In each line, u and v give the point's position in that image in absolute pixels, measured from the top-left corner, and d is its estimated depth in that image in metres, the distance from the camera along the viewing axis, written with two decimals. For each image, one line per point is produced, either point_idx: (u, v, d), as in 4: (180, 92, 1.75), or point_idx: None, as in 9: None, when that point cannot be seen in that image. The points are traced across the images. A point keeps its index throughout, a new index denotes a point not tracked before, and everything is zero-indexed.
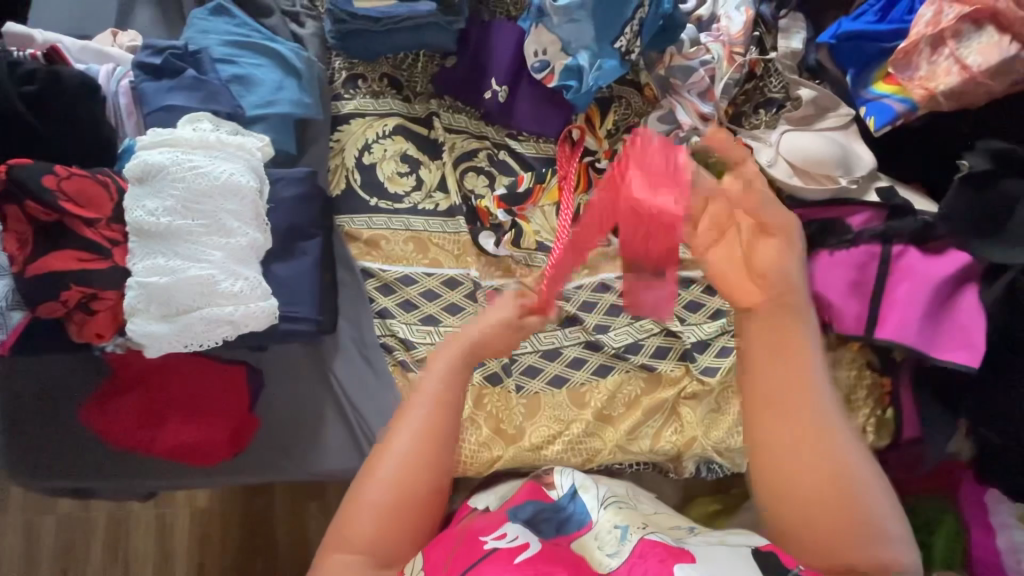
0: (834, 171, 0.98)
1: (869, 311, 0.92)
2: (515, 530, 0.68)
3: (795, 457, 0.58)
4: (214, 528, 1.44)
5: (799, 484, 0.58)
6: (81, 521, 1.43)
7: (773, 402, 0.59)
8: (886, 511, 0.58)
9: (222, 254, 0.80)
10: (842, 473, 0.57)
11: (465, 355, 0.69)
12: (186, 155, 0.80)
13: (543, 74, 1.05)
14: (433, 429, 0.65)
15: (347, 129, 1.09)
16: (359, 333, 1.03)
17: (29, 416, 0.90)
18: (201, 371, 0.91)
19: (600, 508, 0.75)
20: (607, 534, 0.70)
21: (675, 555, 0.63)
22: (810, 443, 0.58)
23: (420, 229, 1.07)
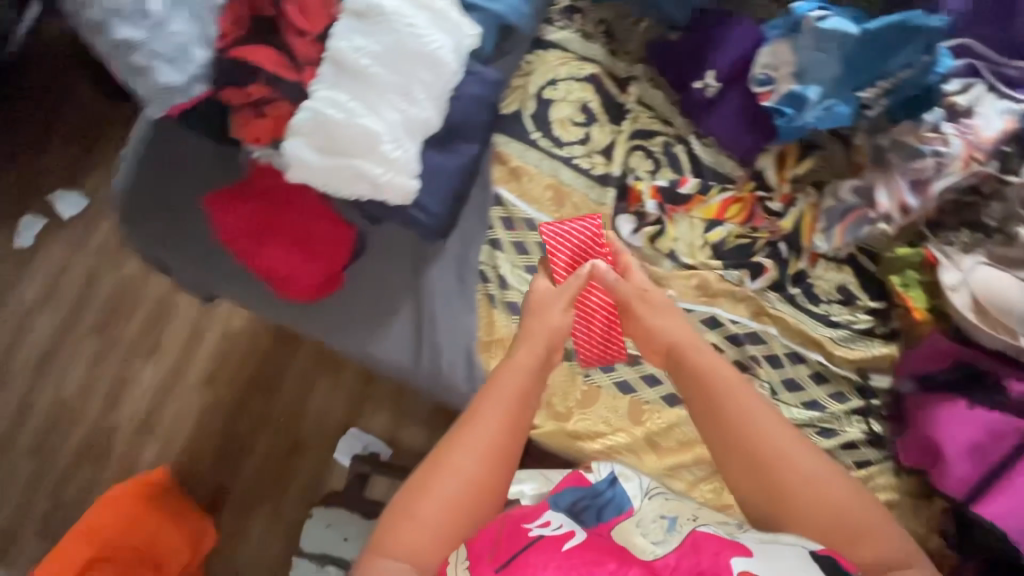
0: (1018, 327, 0.87)
1: (980, 481, 0.84)
2: (558, 519, 0.69)
3: (826, 502, 0.64)
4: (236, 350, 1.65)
5: (815, 497, 0.64)
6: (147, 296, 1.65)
7: (733, 421, 0.68)
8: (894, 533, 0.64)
9: (397, 118, 0.80)
10: (845, 490, 0.65)
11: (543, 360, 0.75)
12: (411, 13, 0.78)
13: (762, 89, 0.98)
14: (488, 447, 0.68)
15: (544, 56, 1.07)
16: (463, 250, 1.02)
17: (156, 178, 0.97)
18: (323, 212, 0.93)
19: (644, 496, 0.76)
20: (652, 522, 0.70)
21: (730, 547, 0.62)
22: (807, 468, 0.66)
23: (565, 182, 1.04)
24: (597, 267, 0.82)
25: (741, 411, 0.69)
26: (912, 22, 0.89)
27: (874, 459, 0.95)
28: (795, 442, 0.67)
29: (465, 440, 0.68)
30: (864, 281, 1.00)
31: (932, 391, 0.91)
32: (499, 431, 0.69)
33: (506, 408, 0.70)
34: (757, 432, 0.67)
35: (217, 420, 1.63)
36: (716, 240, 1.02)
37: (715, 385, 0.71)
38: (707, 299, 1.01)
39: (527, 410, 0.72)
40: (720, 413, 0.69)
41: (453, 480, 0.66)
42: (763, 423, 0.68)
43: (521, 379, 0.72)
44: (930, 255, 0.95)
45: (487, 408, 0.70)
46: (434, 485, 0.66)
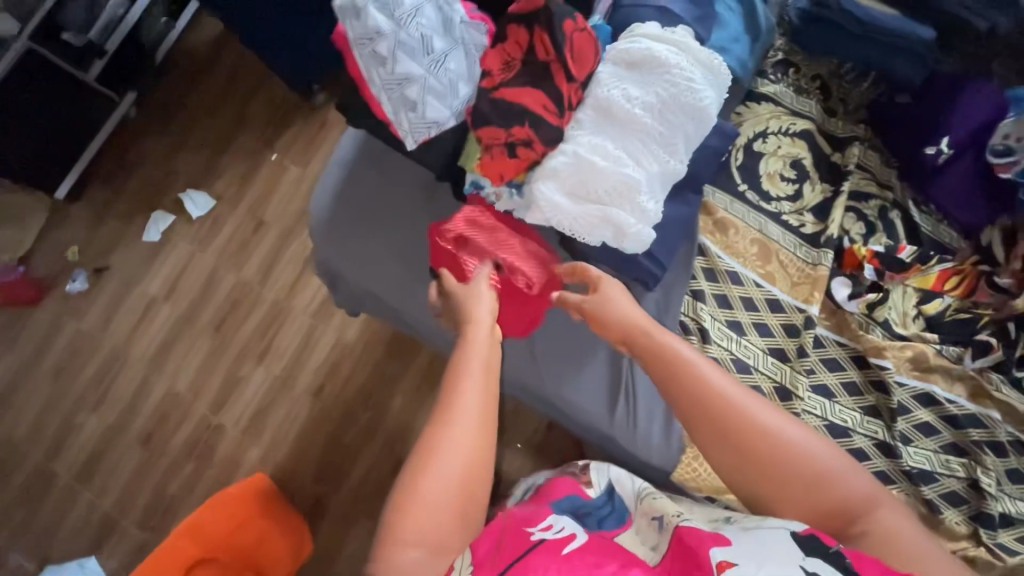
0: None
1: None
2: (561, 524, 0.69)
3: (765, 445, 0.65)
4: (344, 363, 1.55)
5: (779, 450, 0.65)
6: (257, 296, 1.60)
7: (703, 399, 0.67)
8: (824, 454, 0.66)
9: (656, 169, 0.79)
10: (760, 424, 0.66)
11: (486, 371, 0.69)
12: (689, 68, 0.77)
13: (1001, 161, 0.92)
14: (472, 452, 0.63)
15: (756, 108, 1.05)
16: (664, 300, 1.00)
17: (361, 197, 1.02)
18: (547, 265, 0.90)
19: (636, 499, 0.81)
20: (646, 526, 0.77)
21: (712, 539, 0.63)
22: (771, 433, 0.65)
23: (772, 238, 1.01)
24: (563, 295, 0.83)
25: (704, 384, 0.68)
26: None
27: None
28: (768, 411, 0.67)
29: (457, 418, 0.64)
30: None
31: None
32: (476, 440, 0.63)
33: (482, 384, 0.67)
34: (716, 394, 0.67)
35: (321, 432, 1.52)
36: (934, 313, 0.97)
37: (675, 358, 0.70)
38: (921, 374, 0.96)
39: (492, 421, 0.66)
40: (717, 412, 0.66)
41: (436, 481, 0.61)
42: (687, 377, 0.68)
43: (487, 384, 0.68)
44: None
45: (465, 390, 0.66)
46: (416, 495, 0.60)
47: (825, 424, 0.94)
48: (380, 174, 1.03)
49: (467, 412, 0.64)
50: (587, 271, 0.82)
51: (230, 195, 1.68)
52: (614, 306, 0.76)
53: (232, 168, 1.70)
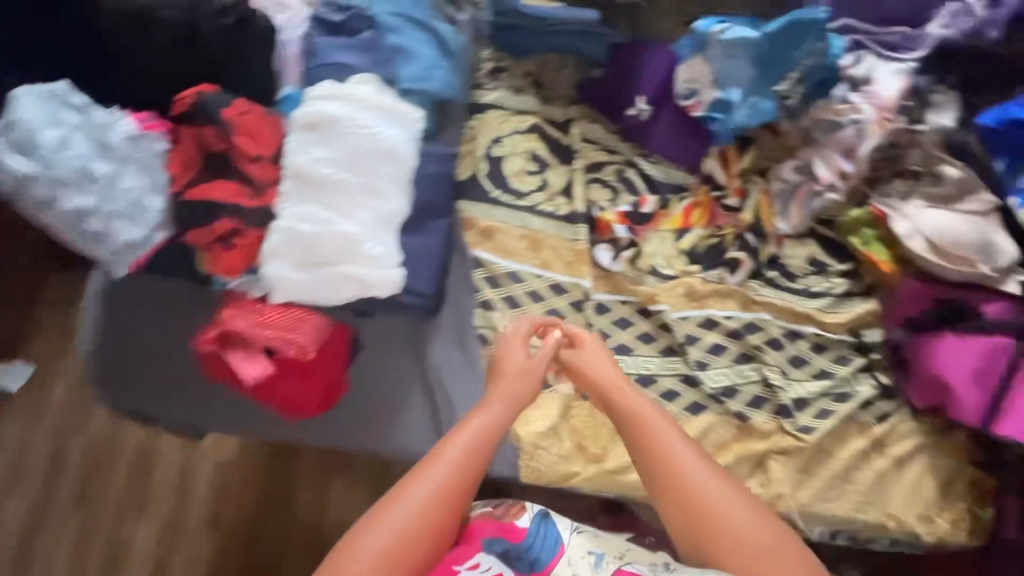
0: (974, 256, 0.95)
1: (989, 403, 0.90)
2: (488, 560, 0.71)
3: (686, 496, 0.72)
4: (232, 489, 1.41)
5: (706, 504, 0.71)
6: (109, 445, 1.43)
7: (663, 447, 0.75)
8: (734, 510, 0.71)
9: (370, 215, 0.81)
10: (682, 475, 0.73)
11: (516, 403, 0.80)
12: (358, 115, 0.80)
13: (690, 101, 1.06)
14: (448, 494, 0.69)
15: (483, 118, 1.12)
16: (460, 319, 1.03)
17: (125, 332, 0.93)
18: (307, 332, 0.86)
19: (572, 531, 0.75)
20: (580, 560, 0.71)
21: None
22: (713, 493, 0.72)
23: (537, 229, 1.07)
24: (506, 352, 0.87)
25: (659, 438, 0.75)
26: (803, 17, 0.98)
27: (891, 409, 1.00)
28: (692, 461, 0.74)
29: (436, 465, 0.70)
30: (829, 247, 1.07)
31: (924, 331, 0.96)
32: (464, 479, 0.71)
33: (474, 442, 0.73)
34: (665, 450, 0.74)
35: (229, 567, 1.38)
36: (688, 247, 1.07)
37: (648, 427, 0.77)
38: (697, 303, 1.05)
39: (477, 454, 0.73)
40: (663, 454, 0.74)
41: (426, 487, 0.69)
42: (668, 432, 0.76)
43: (491, 413, 0.77)
44: (878, 211, 1.03)
45: (447, 448, 0.72)
46: (388, 513, 0.68)
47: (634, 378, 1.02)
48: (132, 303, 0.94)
49: (462, 461, 0.72)
50: (557, 326, 0.93)
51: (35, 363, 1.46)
52: (588, 370, 0.86)
53: (17, 330, 1.44)
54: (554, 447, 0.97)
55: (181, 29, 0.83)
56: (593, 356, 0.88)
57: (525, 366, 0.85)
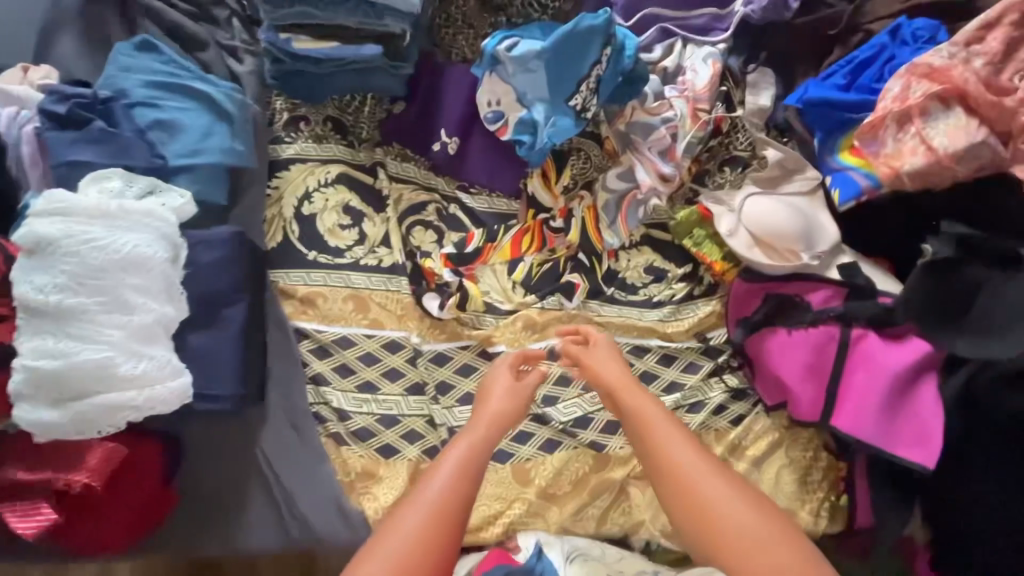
0: (796, 245, 0.93)
1: (825, 396, 0.88)
2: None
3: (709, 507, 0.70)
4: None
5: (715, 501, 0.70)
6: None
7: (658, 443, 0.75)
8: (727, 503, 0.70)
9: (122, 333, 0.73)
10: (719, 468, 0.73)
11: (488, 426, 0.80)
12: (82, 227, 0.71)
13: (497, 125, 0.99)
14: (438, 511, 0.72)
15: (287, 175, 1.03)
16: (289, 400, 0.96)
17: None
18: (83, 468, 0.77)
19: (566, 563, 0.85)
20: None
21: None
22: (722, 492, 0.71)
23: (361, 287, 1.01)
24: (495, 372, 0.87)
25: (663, 438, 0.75)
26: (581, 26, 0.94)
27: (744, 410, 0.98)
28: (691, 458, 0.73)
29: (434, 483, 0.74)
30: (666, 252, 1.04)
31: (760, 330, 0.94)
32: (450, 491, 0.73)
33: (456, 464, 0.76)
34: (665, 449, 0.74)
35: None
36: (522, 278, 1.02)
37: (646, 425, 0.77)
38: (540, 335, 1.01)
39: (468, 474, 0.75)
40: (654, 451, 0.75)
41: (416, 516, 0.71)
42: (667, 428, 0.76)
43: (481, 449, 0.78)
44: (704, 209, 1.00)
45: (440, 466, 0.76)
46: (384, 539, 0.70)
47: None
48: None
49: (445, 479, 0.75)
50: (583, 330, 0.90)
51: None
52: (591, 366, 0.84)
53: None
54: None
55: None
56: (606, 361, 0.84)
57: (510, 390, 0.84)
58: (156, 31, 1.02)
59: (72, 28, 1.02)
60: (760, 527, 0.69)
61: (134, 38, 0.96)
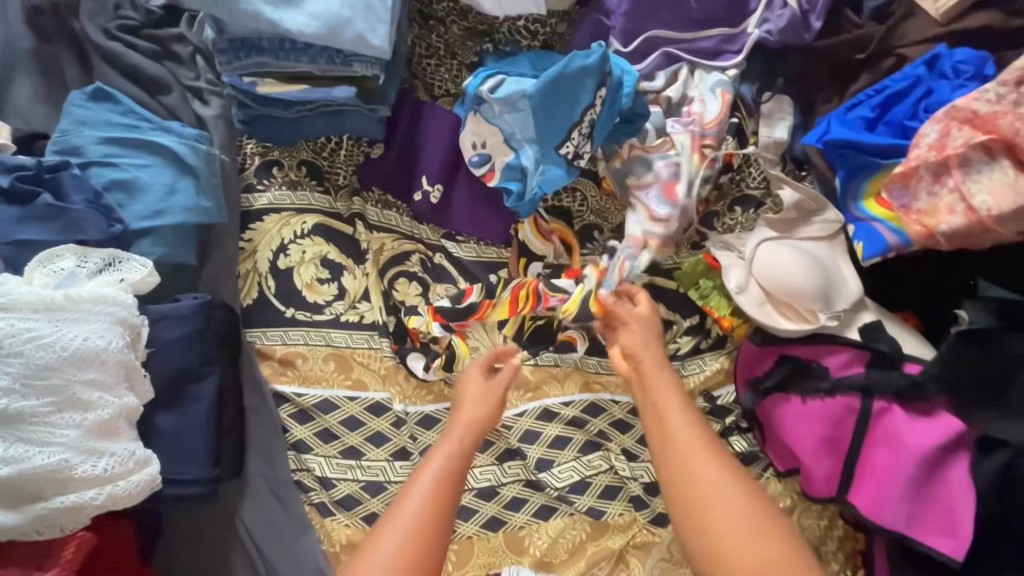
0: (814, 305, 0.83)
1: (843, 472, 0.81)
2: None
3: (722, 506, 0.65)
4: None
5: (734, 501, 0.65)
6: None
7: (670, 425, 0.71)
8: (737, 504, 0.65)
9: (78, 432, 0.68)
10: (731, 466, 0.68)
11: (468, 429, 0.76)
12: (25, 322, 0.66)
13: (483, 170, 0.91)
14: (440, 490, 0.69)
15: (261, 226, 0.97)
16: (270, 469, 0.91)
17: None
18: (58, 564, 0.72)
19: None
20: None
21: None
22: (733, 492, 0.65)
23: (342, 345, 0.95)
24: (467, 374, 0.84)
25: (679, 421, 0.71)
26: (572, 65, 0.85)
27: (753, 476, 0.91)
28: (708, 457, 0.68)
29: (428, 469, 0.71)
30: (671, 302, 0.95)
31: (772, 395, 0.86)
32: (442, 479, 0.70)
33: (446, 458, 0.72)
34: (683, 434, 0.70)
35: None
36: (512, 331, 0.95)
37: (662, 405, 0.73)
38: (534, 393, 0.95)
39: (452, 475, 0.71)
40: (668, 434, 0.70)
41: (417, 499, 0.68)
42: (680, 418, 0.71)
43: (467, 439, 0.75)
44: (711, 258, 0.92)
45: (432, 456, 0.72)
46: (397, 513, 0.67)
47: (474, 492, 0.92)
48: None
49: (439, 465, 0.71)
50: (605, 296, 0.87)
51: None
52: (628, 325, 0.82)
53: None
54: None
55: None
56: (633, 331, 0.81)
57: (485, 392, 0.82)
58: (114, 74, 0.95)
59: (27, 72, 0.96)
60: (770, 534, 0.63)
61: (89, 86, 0.89)
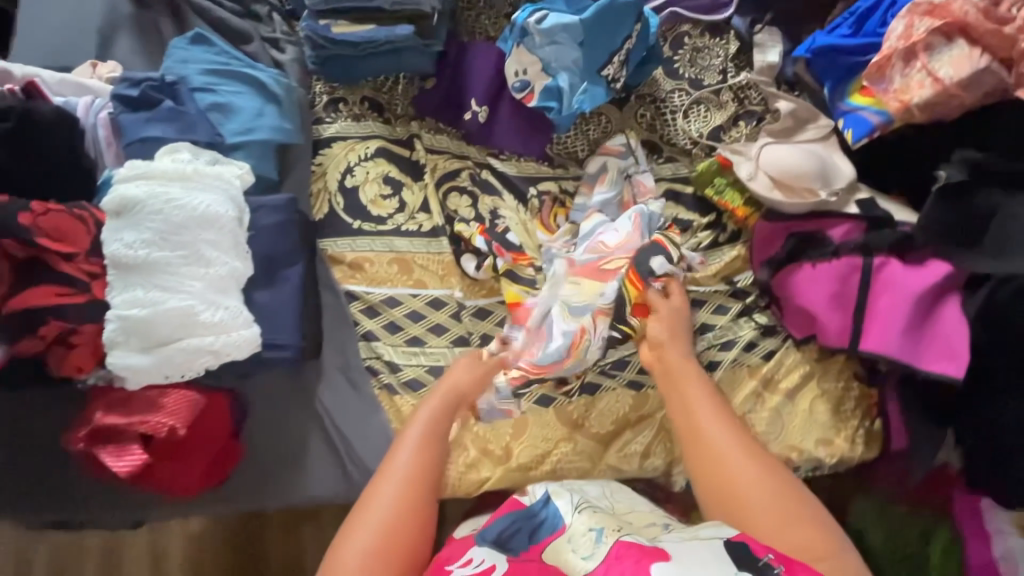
0: (814, 184, 0.98)
1: (853, 323, 0.92)
2: (481, 553, 0.76)
3: (738, 484, 0.82)
4: (206, 559, 1.41)
5: (748, 478, 0.82)
6: (71, 552, 1.41)
7: (695, 417, 0.89)
8: (750, 479, 0.82)
9: (202, 284, 0.80)
10: (753, 454, 0.84)
11: (448, 403, 0.92)
12: (162, 187, 0.79)
13: (523, 94, 1.06)
14: (410, 481, 0.84)
15: (330, 152, 1.09)
16: (343, 358, 1.02)
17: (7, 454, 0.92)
18: (169, 413, 0.85)
19: (575, 512, 0.79)
20: (581, 536, 0.75)
21: (649, 555, 0.68)
22: (750, 473, 0.82)
23: (404, 250, 1.07)
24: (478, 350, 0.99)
25: (698, 419, 0.88)
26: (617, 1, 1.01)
27: (774, 346, 1.02)
28: (723, 439, 0.86)
29: (395, 465, 0.85)
30: (690, 204, 1.10)
31: (784, 267, 0.99)
32: (415, 464, 0.86)
33: (416, 448, 0.87)
34: (701, 431, 0.87)
35: None
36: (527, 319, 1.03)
37: (689, 409, 0.90)
38: None
39: (427, 452, 0.87)
40: (694, 424, 0.88)
41: (391, 488, 0.83)
42: (713, 419, 0.88)
43: (437, 430, 0.90)
44: (723, 159, 1.04)
45: (403, 443, 0.88)
46: (368, 515, 0.81)
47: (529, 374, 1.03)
48: (19, 421, 0.92)
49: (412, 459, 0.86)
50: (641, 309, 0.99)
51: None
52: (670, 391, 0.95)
53: None
54: (460, 457, 0.99)
55: None
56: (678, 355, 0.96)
57: (471, 367, 0.96)
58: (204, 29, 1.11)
59: (128, 31, 1.12)
60: (752, 508, 0.80)
61: (188, 33, 1.05)
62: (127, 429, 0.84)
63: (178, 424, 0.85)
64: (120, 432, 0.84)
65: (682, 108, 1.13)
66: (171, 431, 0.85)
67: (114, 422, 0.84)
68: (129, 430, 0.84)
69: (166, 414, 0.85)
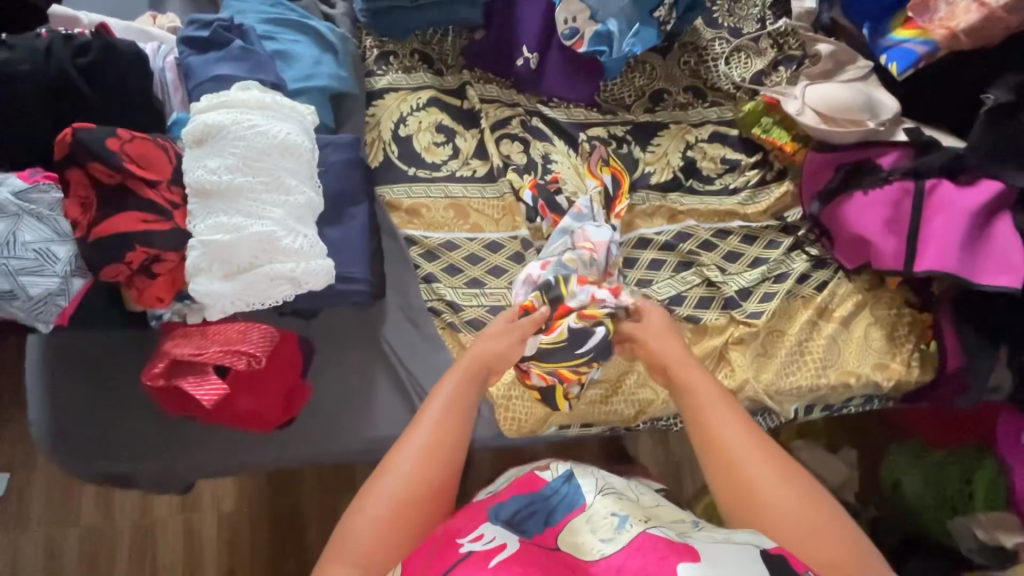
0: (862, 116, 1.01)
1: (907, 245, 0.95)
2: (493, 530, 0.63)
3: (763, 495, 0.68)
4: (242, 533, 1.42)
5: (773, 489, 0.68)
6: (105, 532, 1.40)
7: (705, 416, 0.75)
8: (780, 489, 0.68)
9: (282, 211, 0.82)
10: (782, 466, 0.70)
11: (476, 370, 0.80)
12: (245, 115, 0.81)
13: (573, 41, 1.07)
14: (425, 457, 0.71)
15: (382, 103, 1.11)
16: (406, 299, 1.04)
17: (74, 402, 0.93)
18: (243, 344, 0.85)
19: (597, 493, 0.67)
20: (602, 520, 0.64)
21: (677, 551, 0.59)
22: (776, 482, 0.69)
23: (459, 196, 1.09)
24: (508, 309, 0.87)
25: (719, 420, 0.74)
26: None
27: (827, 277, 1.05)
28: (746, 446, 0.71)
29: (417, 432, 0.73)
30: (736, 146, 1.12)
31: (836, 198, 1.02)
32: (436, 433, 0.73)
33: (440, 415, 0.74)
34: (725, 435, 0.72)
35: None
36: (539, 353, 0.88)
37: (694, 401, 0.76)
38: (628, 227, 1.07)
39: (456, 420, 0.74)
40: (703, 425, 0.74)
41: (396, 475, 0.70)
42: (727, 417, 0.74)
43: (468, 396, 0.77)
44: (769, 98, 1.08)
45: (423, 415, 0.74)
46: (379, 484, 0.70)
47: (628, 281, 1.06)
48: (92, 360, 0.94)
49: (425, 437, 0.73)
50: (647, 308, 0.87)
51: (18, 460, 1.40)
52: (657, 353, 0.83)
53: None
54: (524, 394, 0.99)
55: (50, 79, 0.81)
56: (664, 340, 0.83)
57: (503, 331, 0.84)
58: None
59: None
60: (782, 521, 0.67)
61: None
62: (199, 361, 0.84)
63: (250, 355, 0.85)
64: (192, 364, 0.84)
65: (723, 55, 1.16)
66: (243, 362, 0.85)
67: (185, 355, 0.83)
68: (199, 362, 0.84)
69: (239, 346, 0.85)
